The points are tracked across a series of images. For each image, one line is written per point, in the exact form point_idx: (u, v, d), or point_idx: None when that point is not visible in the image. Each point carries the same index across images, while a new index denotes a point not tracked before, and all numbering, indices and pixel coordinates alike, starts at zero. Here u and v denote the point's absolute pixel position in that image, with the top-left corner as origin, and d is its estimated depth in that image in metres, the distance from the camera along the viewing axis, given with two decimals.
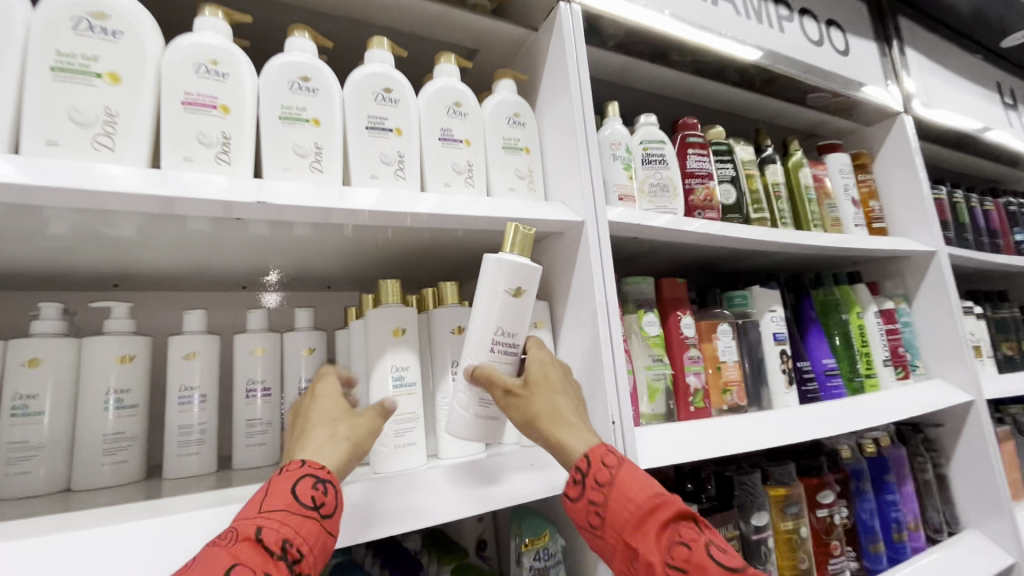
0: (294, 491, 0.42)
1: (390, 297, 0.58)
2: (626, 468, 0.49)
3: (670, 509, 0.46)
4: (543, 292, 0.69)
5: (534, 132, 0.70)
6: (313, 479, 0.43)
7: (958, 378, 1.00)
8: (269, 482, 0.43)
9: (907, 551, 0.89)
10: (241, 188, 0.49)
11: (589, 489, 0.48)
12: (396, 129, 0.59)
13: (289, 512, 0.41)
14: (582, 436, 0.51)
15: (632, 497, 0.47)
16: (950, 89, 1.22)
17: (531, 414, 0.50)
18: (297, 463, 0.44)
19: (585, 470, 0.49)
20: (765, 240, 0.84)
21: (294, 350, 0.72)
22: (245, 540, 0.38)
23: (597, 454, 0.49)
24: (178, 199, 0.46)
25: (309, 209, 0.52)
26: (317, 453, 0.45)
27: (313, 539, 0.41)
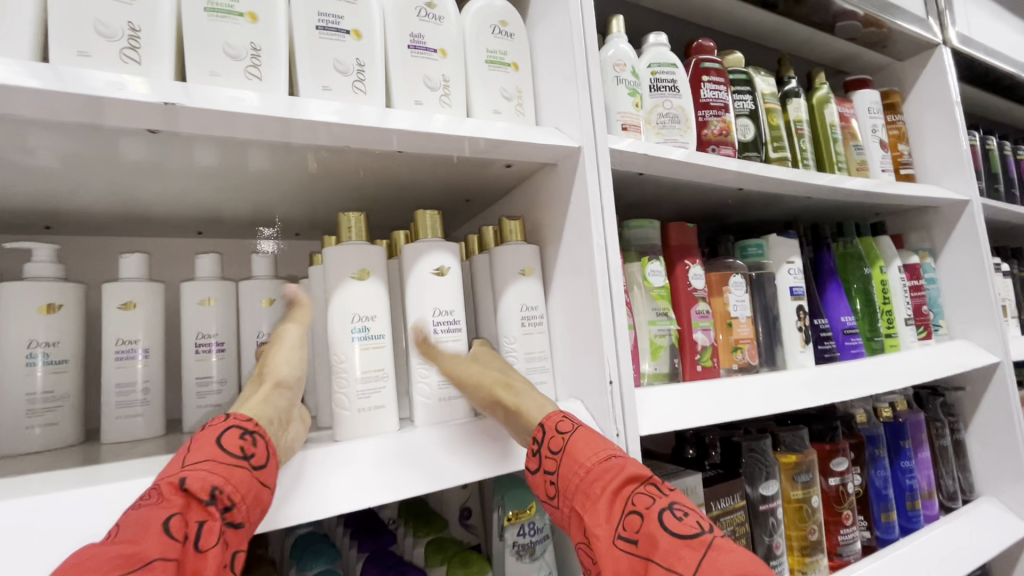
0: (219, 442, 0.38)
1: (354, 234, 0.49)
2: (579, 432, 0.44)
3: (623, 473, 0.41)
4: (533, 236, 0.60)
5: (523, 45, 0.59)
6: (243, 428, 0.40)
7: (984, 339, 0.92)
8: (189, 440, 0.38)
9: (920, 519, 0.83)
10: (149, 89, 0.39)
11: (542, 457, 0.45)
12: (353, 31, 0.49)
13: (218, 461, 0.37)
14: (542, 403, 0.48)
15: (582, 462, 0.43)
16: (992, 21, 1.10)
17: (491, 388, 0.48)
18: (225, 418, 0.41)
19: (539, 438, 0.45)
20: (786, 182, 0.74)
21: (251, 301, 0.64)
22: (171, 494, 0.34)
23: (552, 420, 0.46)
24: (63, 97, 0.36)
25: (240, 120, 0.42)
26: (246, 408, 0.43)
27: (248, 488, 0.37)
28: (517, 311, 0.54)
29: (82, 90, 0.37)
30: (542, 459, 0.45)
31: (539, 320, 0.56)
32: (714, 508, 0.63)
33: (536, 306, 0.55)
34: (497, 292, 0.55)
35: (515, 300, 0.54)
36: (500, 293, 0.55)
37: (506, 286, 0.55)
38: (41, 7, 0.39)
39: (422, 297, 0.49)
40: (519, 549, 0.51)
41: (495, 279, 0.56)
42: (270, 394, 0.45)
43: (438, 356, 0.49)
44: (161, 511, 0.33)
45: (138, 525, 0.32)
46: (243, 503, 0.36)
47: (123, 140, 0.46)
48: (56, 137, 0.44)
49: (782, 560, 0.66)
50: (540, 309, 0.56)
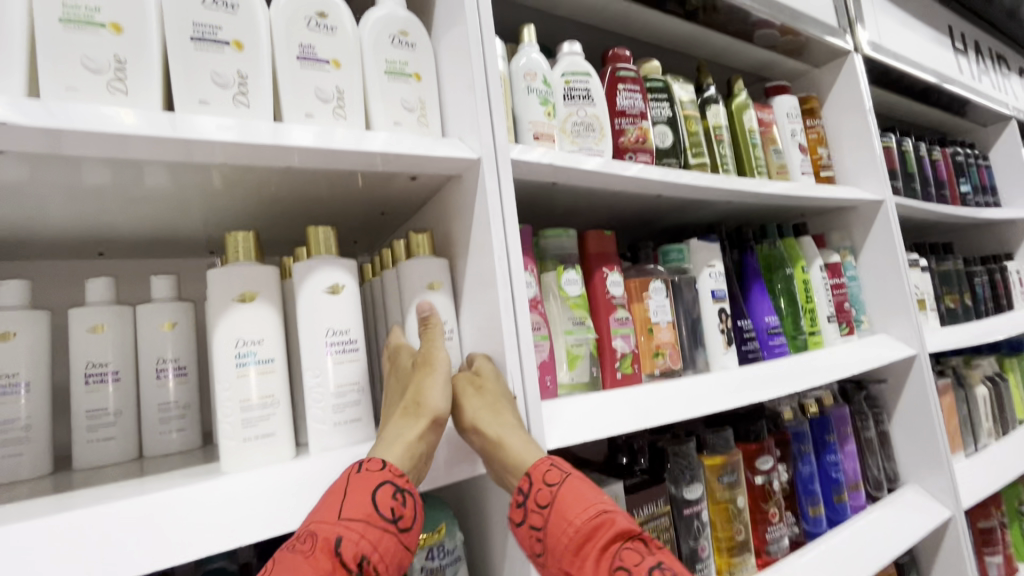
0: (374, 499, 0.40)
1: (241, 255, 0.47)
2: (568, 483, 0.45)
3: (614, 529, 0.43)
4: (445, 250, 0.59)
5: (426, 56, 0.58)
6: (395, 485, 0.41)
7: (902, 332, 0.96)
8: (349, 479, 0.41)
9: (847, 511, 0.86)
10: None
11: (529, 511, 0.45)
12: (233, 41, 0.47)
13: (370, 524, 0.40)
14: (531, 446, 0.46)
15: (572, 520, 0.43)
16: (900, 31, 1.17)
17: (469, 416, 0.47)
18: (376, 464, 0.42)
19: (524, 487, 0.45)
20: (704, 187, 0.76)
21: (149, 325, 0.60)
22: (324, 552, 0.37)
23: (539, 469, 0.45)
24: None
25: (104, 139, 0.40)
26: (399, 454, 0.43)
27: (392, 553, 0.40)
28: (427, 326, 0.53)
29: None
30: (528, 513, 0.45)
31: (452, 334, 0.54)
32: (637, 516, 0.62)
33: (448, 321, 0.54)
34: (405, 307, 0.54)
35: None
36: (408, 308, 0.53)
37: (413, 300, 0.53)
38: None
39: (315, 319, 0.47)
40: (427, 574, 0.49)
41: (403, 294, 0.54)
42: (424, 435, 0.45)
43: (335, 379, 0.48)
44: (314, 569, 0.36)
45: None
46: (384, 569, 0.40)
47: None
48: None
49: (708, 562, 0.67)
50: (453, 323, 0.55)
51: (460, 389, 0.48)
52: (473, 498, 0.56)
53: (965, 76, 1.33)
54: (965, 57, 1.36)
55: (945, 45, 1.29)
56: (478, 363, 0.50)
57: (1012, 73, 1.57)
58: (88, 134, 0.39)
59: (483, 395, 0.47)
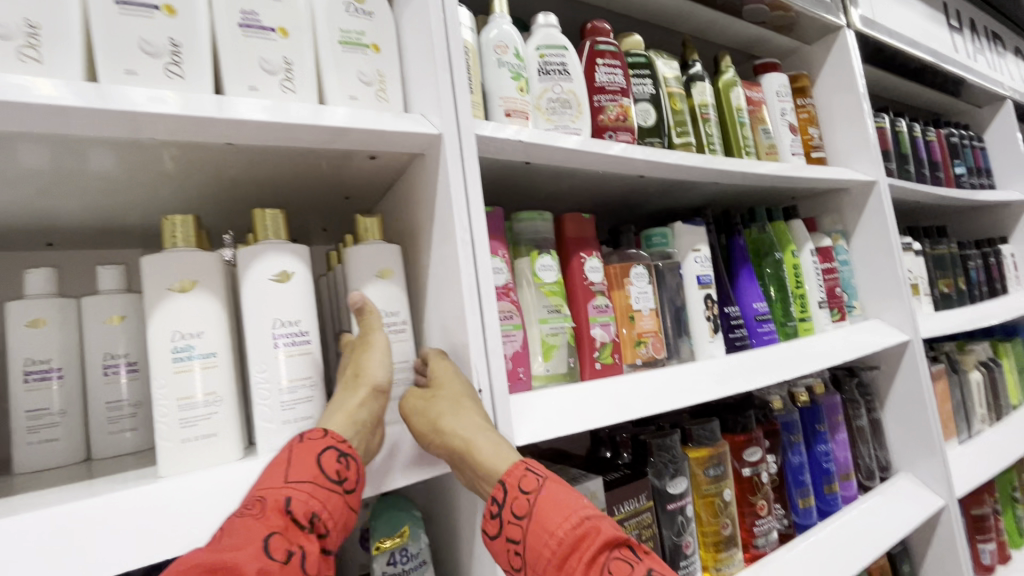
0: (319, 460, 0.39)
1: (179, 241, 0.43)
2: (545, 489, 0.41)
3: (600, 538, 0.39)
4: (409, 235, 0.55)
5: (385, 25, 0.54)
6: (338, 448, 0.40)
7: (895, 318, 0.94)
8: (292, 445, 0.40)
9: (838, 502, 0.83)
10: None
11: (506, 523, 0.41)
12: (164, 6, 0.43)
13: (317, 485, 0.38)
14: (502, 450, 0.42)
15: (552, 530, 0.39)
16: (893, 7, 1.13)
17: (433, 419, 0.43)
18: (318, 433, 0.41)
19: (500, 498, 0.41)
20: (689, 167, 0.72)
21: (94, 319, 0.56)
22: (274, 513, 0.36)
23: (513, 475, 0.41)
24: None
25: (21, 114, 0.36)
26: (340, 421, 0.41)
27: (341, 514, 0.39)
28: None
29: None
30: (505, 525, 0.41)
31: (403, 328, 0.50)
32: (617, 512, 0.59)
33: (395, 312, 0.50)
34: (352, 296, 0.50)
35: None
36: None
37: (359, 289, 0.50)
38: None
39: (260, 309, 0.44)
40: None
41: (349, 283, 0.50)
42: (366, 403, 0.43)
43: (286, 373, 0.44)
44: (263, 526, 0.34)
45: (243, 538, 0.34)
46: (334, 532, 0.38)
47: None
48: None
49: (693, 559, 0.64)
50: (403, 314, 0.51)
51: (420, 400, 0.45)
52: (441, 497, 0.53)
53: (960, 55, 1.30)
54: (959, 35, 1.33)
55: (940, 22, 1.25)
56: (433, 361, 0.47)
57: (1007, 51, 1.54)
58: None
59: (446, 395, 0.44)
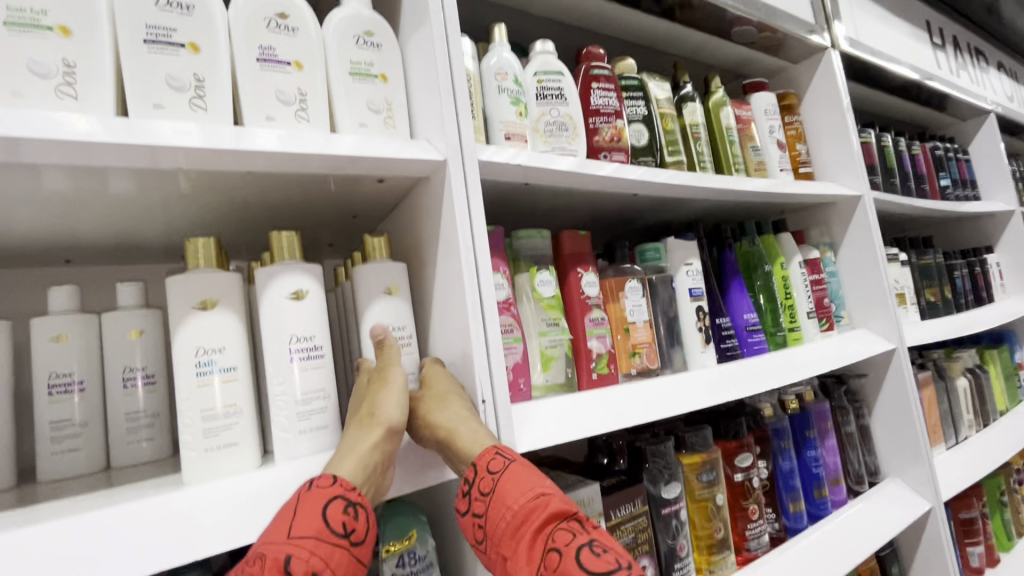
0: (324, 514, 0.39)
1: (202, 261, 0.46)
2: (509, 468, 0.44)
3: (548, 511, 0.43)
4: (415, 253, 0.58)
5: (392, 56, 0.57)
6: (345, 498, 0.40)
7: (882, 327, 0.97)
8: (299, 496, 0.40)
9: (828, 506, 0.86)
10: None
11: (473, 499, 0.45)
12: (189, 44, 0.46)
13: (321, 541, 0.38)
14: (480, 435, 0.45)
15: (510, 504, 0.43)
16: (877, 26, 1.17)
17: (423, 414, 0.47)
18: (328, 480, 0.41)
19: (472, 477, 0.45)
20: (680, 185, 0.76)
21: (116, 334, 0.59)
22: (273, 573, 0.36)
23: (483, 458, 0.44)
24: None
25: (73, 150, 0.40)
26: (352, 464, 0.42)
27: (347, 568, 0.39)
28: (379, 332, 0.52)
29: None
30: (472, 500, 0.45)
31: (409, 342, 0.53)
32: (614, 517, 0.62)
33: (402, 327, 0.53)
34: (359, 311, 0.53)
35: (376, 320, 0.52)
36: (363, 312, 0.53)
37: (366, 305, 0.52)
38: None
39: (278, 326, 0.47)
40: None
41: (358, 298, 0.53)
42: (379, 444, 0.44)
43: (301, 386, 0.47)
44: None
45: None
46: None
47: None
48: None
49: (687, 562, 0.67)
50: (408, 329, 0.54)
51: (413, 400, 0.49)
52: (445, 503, 0.55)
53: (943, 71, 1.34)
54: (942, 52, 1.37)
55: (923, 40, 1.30)
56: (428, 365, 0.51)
57: (990, 66, 1.59)
58: (51, 145, 0.38)
59: (433, 392, 0.48)
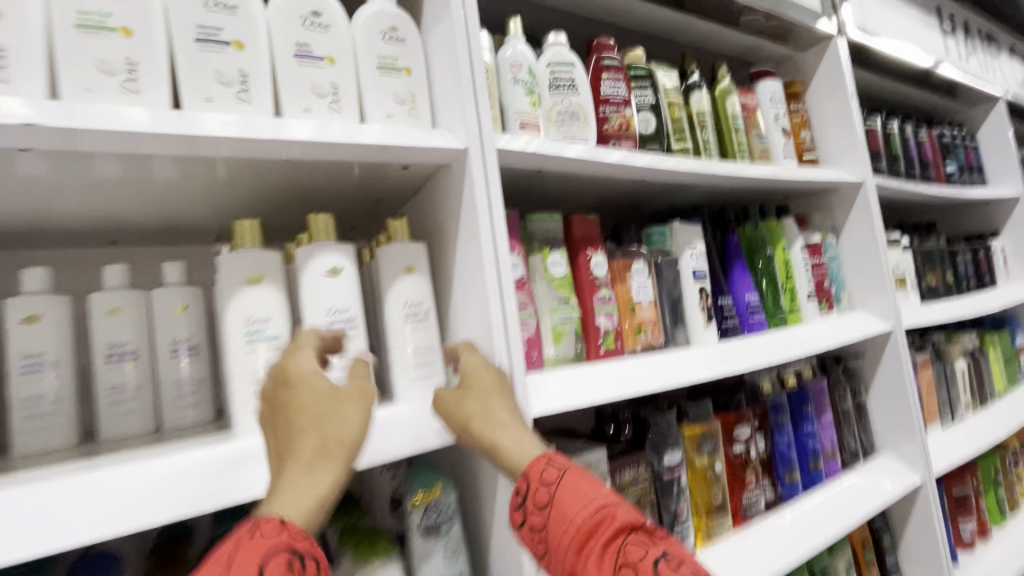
0: (261, 569, 0.36)
1: (248, 240, 0.51)
2: (564, 482, 0.47)
3: (614, 524, 0.45)
4: (436, 235, 0.63)
5: (416, 50, 0.61)
6: (289, 549, 0.37)
7: (880, 309, 1.00)
8: (239, 542, 0.37)
9: (823, 478, 0.91)
10: (41, 112, 0.40)
11: (531, 511, 0.48)
12: (234, 42, 0.50)
13: None
14: (524, 445, 0.49)
15: (572, 518, 0.46)
16: (885, 13, 1.19)
17: (466, 420, 0.50)
18: (274, 524, 0.38)
19: (524, 488, 0.48)
20: (686, 172, 0.79)
21: (164, 308, 0.64)
22: None
23: (536, 468, 0.48)
24: None
25: (139, 139, 0.45)
26: (305, 502, 0.40)
27: None
28: (400, 308, 0.57)
29: None
30: (530, 512, 0.48)
31: (426, 315, 0.58)
32: (619, 479, 0.67)
33: (422, 301, 0.58)
34: (383, 289, 0.58)
35: (400, 295, 0.57)
36: (386, 289, 0.57)
37: (389, 284, 0.57)
38: None
39: (317, 299, 0.52)
40: (423, 530, 0.55)
41: (381, 278, 0.58)
42: (331, 475, 0.42)
43: (336, 354, 0.52)
44: None
45: None
46: None
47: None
48: None
49: (687, 524, 0.72)
50: (427, 304, 0.58)
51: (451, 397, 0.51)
52: (465, 463, 0.61)
53: (952, 57, 1.35)
54: (953, 38, 1.38)
55: (933, 25, 1.31)
56: (467, 355, 0.54)
57: (1003, 51, 1.59)
58: (122, 136, 0.43)
59: (477, 393, 0.51)
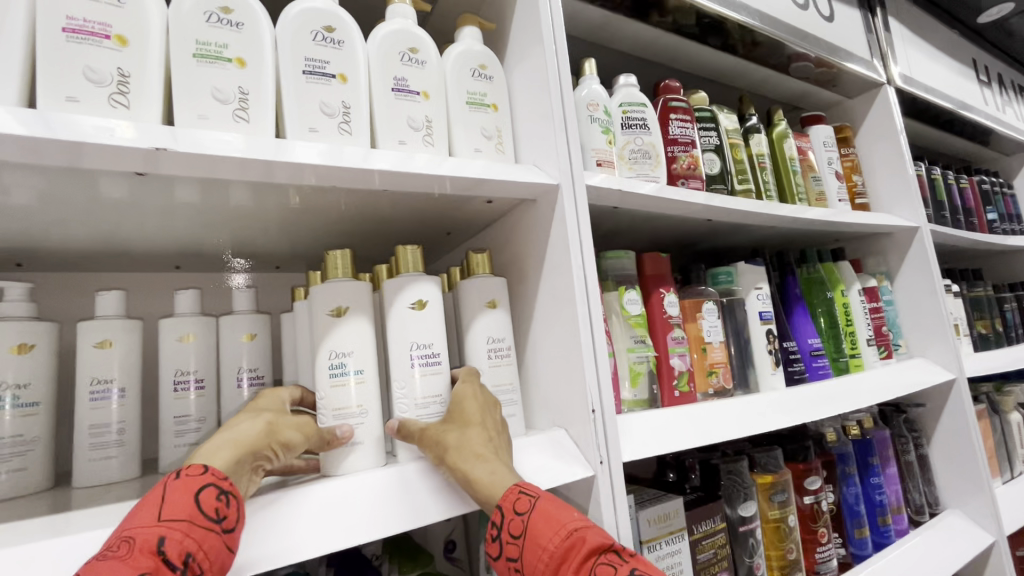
0: (198, 497, 0.36)
1: (339, 271, 0.51)
2: (536, 508, 0.43)
3: (586, 547, 0.41)
4: (515, 269, 0.62)
5: (501, 87, 0.62)
6: (216, 487, 0.37)
7: (940, 357, 0.98)
8: (168, 481, 0.36)
9: (892, 535, 0.86)
10: (153, 134, 0.40)
11: (504, 543, 0.44)
12: (339, 75, 0.51)
13: (194, 524, 0.35)
14: (498, 476, 0.45)
15: (544, 545, 0.42)
16: (927, 64, 1.21)
17: (443, 448, 0.46)
18: (198, 469, 0.38)
19: (499, 520, 0.44)
20: (752, 213, 0.79)
21: (232, 336, 0.63)
22: (143, 555, 0.33)
23: (510, 498, 0.44)
24: (79, 146, 0.37)
25: (245, 164, 0.44)
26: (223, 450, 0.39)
27: (221, 556, 0.36)
28: (484, 343, 0.55)
29: (71, 136, 0.37)
30: (504, 544, 0.44)
31: (507, 352, 0.56)
32: (695, 532, 0.64)
33: (503, 338, 0.56)
34: (465, 324, 0.56)
35: (483, 332, 0.55)
36: (468, 325, 0.56)
37: (472, 318, 0.56)
38: (26, 51, 0.40)
39: (402, 333, 0.51)
40: None
41: (463, 312, 0.57)
42: (254, 433, 0.41)
43: (421, 390, 0.50)
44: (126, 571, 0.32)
45: None
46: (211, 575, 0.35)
47: (96, 177, 0.44)
48: (29, 176, 0.42)
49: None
50: (508, 341, 0.57)
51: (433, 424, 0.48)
52: None
53: (990, 107, 1.37)
54: (989, 89, 1.40)
55: (971, 77, 1.34)
56: (462, 383, 0.51)
57: None
58: (235, 161, 0.43)
59: (458, 421, 0.48)
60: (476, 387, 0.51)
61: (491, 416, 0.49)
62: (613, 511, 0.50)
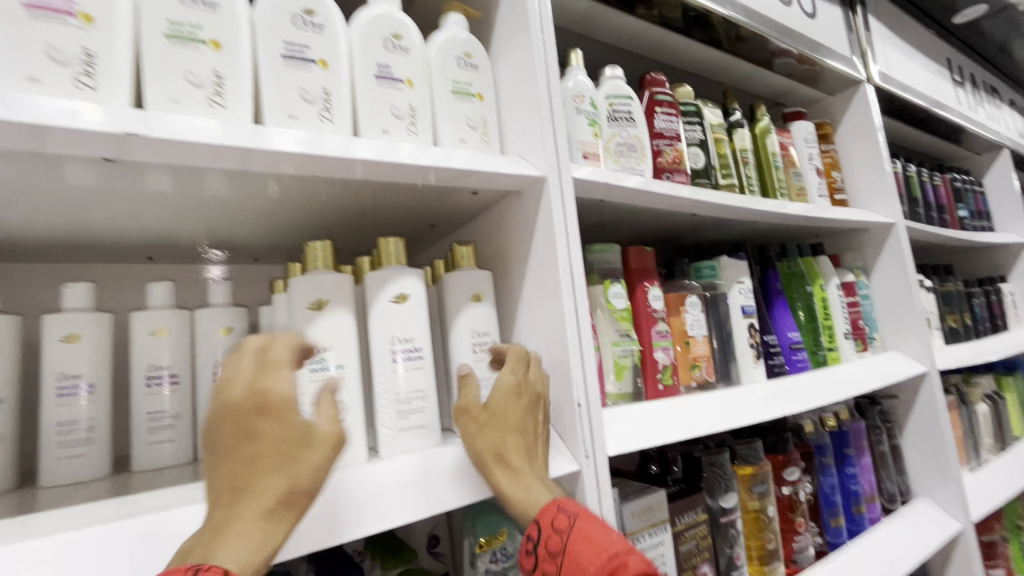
0: None
1: (319, 263, 0.49)
2: (575, 528, 0.44)
3: (627, 573, 0.41)
4: (500, 262, 0.62)
5: (487, 76, 0.60)
6: None
7: (913, 350, 1.00)
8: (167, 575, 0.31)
9: (865, 522, 0.88)
10: (121, 118, 0.38)
11: (541, 558, 0.45)
12: (319, 60, 0.49)
13: None
14: (534, 493, 0.46)
15: (583, 567, 0.42)
16: (904, 63, 1.23)
17: (480, 451, 0.47)
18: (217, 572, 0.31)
19: (535, 534, 0.45)
20: (735, 208, 0.79)
21: (207, 331, 0.61)
22: None
23: (546, 514, 0.45)
24: (41, 130, 0.35)
25: (220, 151, 0.42)
26: (248, 548, 0.33)
27: None
28: (468, 337, 0.54)
29: (31, 118, 0.35)
30: (540, 559, 0.45)
31: (492, 346, 0.56)
32: (677, 523, 0.64)
33: (488, 332, 0.56)
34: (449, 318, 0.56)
35: (467, 326, 0.55)
36: (452, 318, 0.55)
37: (456, 312, 0.55)
38: None
39: (384, 327, 0.50)
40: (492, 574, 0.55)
41: (447, 306, 0.56)
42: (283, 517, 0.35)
43: (404, 385, 0.49)
44: None
45: None
46: None
47: (60, 163, 0.42)
48: None
49: (743, 570, 0.69)
50: (492, 334, 0.56)
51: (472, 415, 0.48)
52: None
53: (963, 107, 1.40)
54: (962, 88, 1.44)
55: (946, 76, 1.36)
56: (506, 371, 0.50)
57: (1004, 104, 1.65)
58: (210, 148, 0.41)
59: (498, 419, 0.48)
60: (518, 376, 0.50)
61: (532, 416, 0.49)
62: (597, 505, 0.50)
